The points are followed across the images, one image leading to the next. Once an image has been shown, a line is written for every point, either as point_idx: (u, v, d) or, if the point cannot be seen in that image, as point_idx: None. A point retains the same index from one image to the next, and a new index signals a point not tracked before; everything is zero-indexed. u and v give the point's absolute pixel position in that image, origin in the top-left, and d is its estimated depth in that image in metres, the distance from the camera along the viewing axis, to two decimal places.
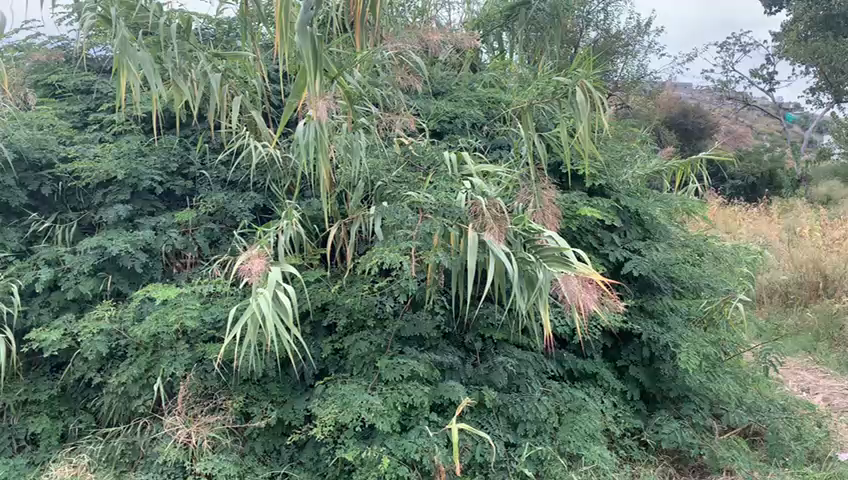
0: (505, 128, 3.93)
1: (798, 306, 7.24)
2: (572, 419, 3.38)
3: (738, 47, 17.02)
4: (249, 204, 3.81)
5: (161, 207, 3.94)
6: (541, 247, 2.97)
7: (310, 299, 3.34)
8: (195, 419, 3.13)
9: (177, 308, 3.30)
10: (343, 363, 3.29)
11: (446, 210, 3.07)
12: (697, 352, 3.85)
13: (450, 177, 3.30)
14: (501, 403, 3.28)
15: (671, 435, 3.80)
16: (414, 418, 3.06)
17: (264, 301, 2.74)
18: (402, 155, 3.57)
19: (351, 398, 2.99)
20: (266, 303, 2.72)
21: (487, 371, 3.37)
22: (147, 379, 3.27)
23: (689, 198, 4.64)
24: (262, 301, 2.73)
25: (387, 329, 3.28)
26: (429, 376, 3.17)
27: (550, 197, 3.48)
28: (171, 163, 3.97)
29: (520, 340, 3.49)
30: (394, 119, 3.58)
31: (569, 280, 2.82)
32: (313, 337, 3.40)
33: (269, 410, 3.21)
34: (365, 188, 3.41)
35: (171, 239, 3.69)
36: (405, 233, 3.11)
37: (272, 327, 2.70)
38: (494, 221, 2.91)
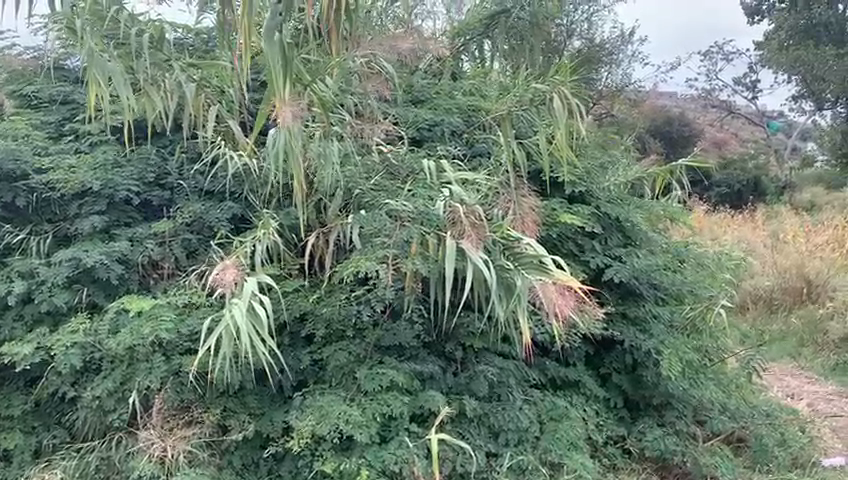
0: (483, 136, 3.93)
1: (782, 311, 7.27)
2: (554, 428, 3.35)
3: (721, 55, 17.15)
4: (226, 213, 3.77)
5: (137, 217, 3.89)
6: (519, 254, 2.97)
7: (288, 309, 3.31)
8: (171, 433, 3.08)
9: (153, 320, 3.26)
10: (322, 374, 3.24)
11: (423, 217, 3.05)
12: (680, 358, 3.90)
13: (429, 183, 3.28)
14: (482, 412, 3.26)
15: (654, 443, 3.81)
16: (394, 429, 3.02)
17: (237, 313, 2.77)
18: (381, 163, 3.55)
19: (329, 409, 2.97)
20: (239, 315, 2.76)
21: (468, 380, 3.34)
22: (122, 392, 3.21)
23: (670, 205, 4.64)
24: (235, 313, 2.76)
25: (367, 339, 3.23)
26: (408, 385, 3.14)
27: (530, 204, 3.50)
28: (148, 173, 3.94)
29: (501, 348, 3.43)
30: (366, 128, 3.64)
31: (546, 287, 2.87)
32: (291, 348, 3.34)
33: (248, 423, 3.18)
34: (343, 196, 3.38)
35: (148, 250, 3.66)
36: (383, 241, 3.10)
37: (245, 339, 2.73)
38: (472, 229, 2.95)
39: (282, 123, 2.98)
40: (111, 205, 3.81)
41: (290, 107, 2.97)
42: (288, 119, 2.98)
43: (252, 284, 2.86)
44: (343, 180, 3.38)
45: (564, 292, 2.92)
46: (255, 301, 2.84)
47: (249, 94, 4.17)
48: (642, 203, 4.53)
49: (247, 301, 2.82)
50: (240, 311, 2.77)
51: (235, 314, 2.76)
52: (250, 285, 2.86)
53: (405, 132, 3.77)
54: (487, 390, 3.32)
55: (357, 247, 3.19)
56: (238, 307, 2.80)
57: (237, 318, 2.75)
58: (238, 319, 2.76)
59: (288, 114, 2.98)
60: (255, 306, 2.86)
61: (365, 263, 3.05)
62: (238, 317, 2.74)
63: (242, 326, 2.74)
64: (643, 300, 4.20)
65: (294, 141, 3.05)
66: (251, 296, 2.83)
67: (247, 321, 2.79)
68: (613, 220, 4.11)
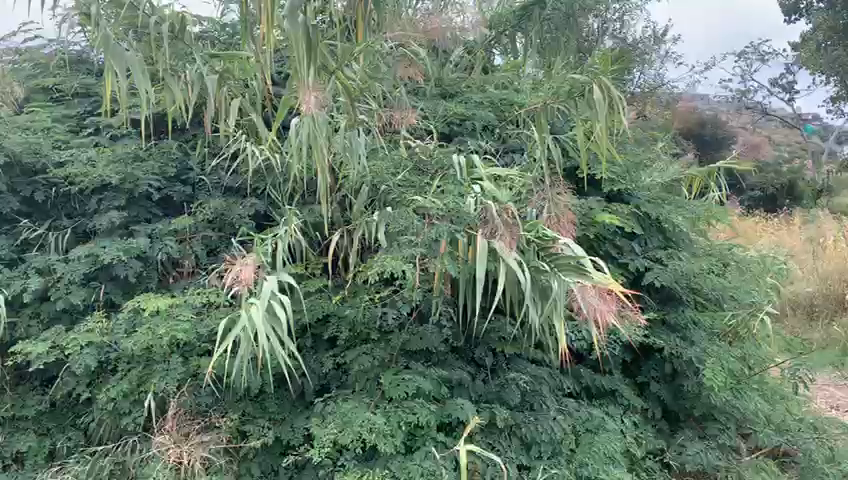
0: (516, 131, 3.75)
1: (823, 320, 6.97)
2: (590, 441, 3.14)
3: (757, 56, 16.74)
4: (249, 210, 3.62)
5: (158, 214, 3.79)
6: (555, 255, 2.76)
7: (310, 311, 3.17)
8: (187, 439, 2.95)
9: (169, 319, 3.14)
10: (345, 379, 3.09)
11: (453, 215, 2.88)
12: (724, 368, 3.66)
13: (459, 179, 3.10)
14: (514, 422, 3.07)
15: (695, 457, 3.58)
16: (420, 439, 2.85)
17: (255, 313, 2.62)
18: (409, 158, 3.38)
19: (352, 416, 2.81)
20: (257, 315, 2.61)
21: (499, 387, 3.15)
22: (138, 395, 3.09)
23: (713, 206, 4.40)
24: (253, 313, 2.61)
25: (392, 343, 3.07)
26: (436, 393, 2.97)
27: (565, 203, 3.29)
28: (170, 169, 3.82)
29: (534, 355, 3.28)
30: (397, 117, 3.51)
31: (586, 291, 2.63)
32: (313, 352, 3.21)
33: (266, 429, 3.02)
34: (368, 192, 3.24)
35: (167, 247, 3.53)
36: (410, 239, 2.92)
37: (263, 341, 2.57)
38: (505, 227, 2.77)
39: (307, 109, 2.81)
40: (131, 201, 3.72)
41: (312, 92, 2.81)
42: (312, 104, 2.82)
43: (272, 283, 2.71)
44: (367, 174, 3.22)
45: (603, 298, 2.69)
46: (274, 302, 2.68)
47: (273, 88, 4.04)
48: (683, 203, 4.31)
49: (266, 300, 2.67)
50: (258, 312, 2.62)
51: (253, 314, 2.61)
52: (270, 284, 2.71)
53: (434, 127, 3.59)
54: (519, 398, 3.12)
55: (383, 246, 3.00)
56: (256, 308, 2.65)
57: (255, 318, 2.60)
58: (256, 320, 2.61)
59: (310, 99, 2.81)
60: (274, 306, 2.71)
61: (390, 262, 2.86)
62: (256, 318, 2.59)
63: (260, 327, 2.58)
64: (684, 306, 3.98)
65: (319, 129, 2.89)
66: (270, 296, 2.68)
67: (265, 322, 2.64)
68: (653, 220, 3.89)
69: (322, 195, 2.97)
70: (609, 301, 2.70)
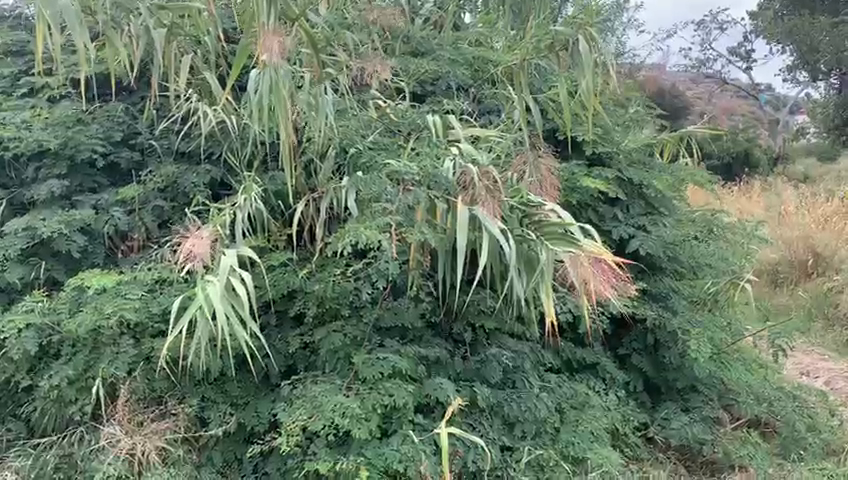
0: (493, 91, 3.50)
1: (787, 286, 6.88)
2: (575, 418, 2.99)
3: (716, 24, 16.68)
4: (203, 178, 3.31)
5: (104, 183, 3.47)
6: (542, 222, 2.58)
7: (273, 286, 2.92)
8: (141, 428, 2.71)
9: (117, 298, 2.87)
10: (314, 360, 2.85)
11: (430, 180, 2.64)
12: (709, 339, 3.57)
13: (436, 141, 2.86)
14: (495, 402, 2.87)
15: (679, 431, 3.47)
16: (397, 422, 2.63)
17: (212, 291, 2.38)
18: (380, 118, 3.12)
19: (323, 400, 2.58)
20: (214, 294, 2.37)
21: (478, 365, 2.95)
22: (85, 381, 2.81)
23: (693, 170, 4.25)
24: (210, 292, 2.37)
25: (364, 320, 2.84)
26: (413, 373, 2.76)
27: (547, 165, 3.10)
28: (115, 133, 3.50)
29: (516, 329, 3.06)
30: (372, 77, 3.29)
31: (579, 259, 2.47)
32: (278, 330, 2.98)
33: (229, 415, 2.80)
34: (336, 157, 2.98)
35: (114, 219, 3.23)
36: (383, 208, 2.68)
37: (222, 322, 2.32)
38: (487, 193, 2.56)
39: (269, 53, 2.59)
40: (72, 169, 3.39)
41: (273, 38, 2.59)
42: (275, 49, 2.60)
43: (231, 259, 2.48)
44: (336, 136, 2.97)
45: (598, 266, 2.54)
46: (232, 278, 2.45)
47: (228, 44, 3.71)
48: (664, 167, 4.13)
49: (224, 278, 2.43)
50: (215, 290, 2.38)
51: (210, 292, 2.37)
52: (229, 260, 2.47)
53: (405, 86, 3.33)
54: (500, 376, 2.93)
55: (354, 214, 2.76)
56: (214, 285, 2.41)
57: (212, 297, 2.36)
58: (213, 299, 2.37)
59: (273, 45, 2.59)
60: (233, 283, 2.47)
61: (365, 231, 2.62)
62: (213, 298, 2.35)
63: (218, 307, 2.35)
64: (667, 275, 3.82)
65: (281, 86, 2.66)
66: (229, 272, 2.44)
67: (224, 301, 2.40)
68: (635, 184, 3.72)
69: (287, 159, 2.72)
70: (604, 269, 2.54)
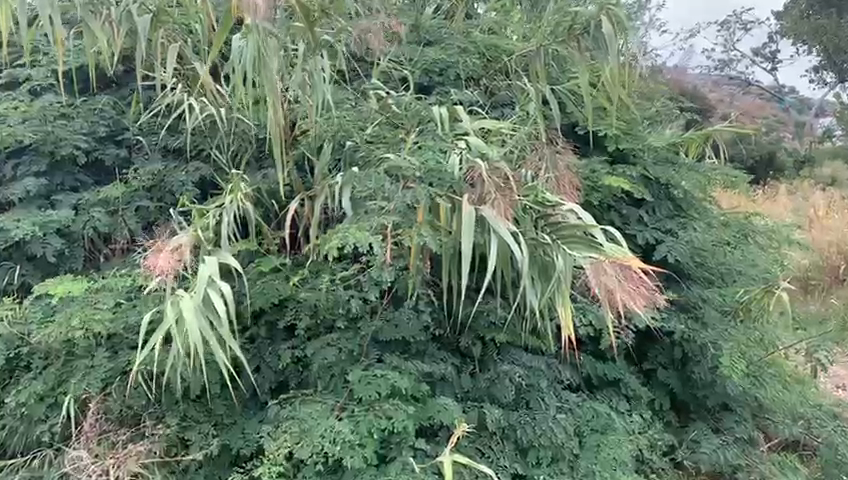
0: (507, 81, 3.22)
1: (820, 293, 6.44)
2: (596, 443, 2.67)
3: (741, 23, 16.17)
4: (192, 176, 3.08)
5: (88, 182, 3.23)
6: (558, 224, 2.29)
7: (261, 294, 2.65)
8: (114, 451, 2.42)
9: (92, 306, 2.63)
10: (306, 376, 2.58)
11: (433, 176, 2.39)
12: (743, 353, 3.25)
13: (441, 134, 2.58)
14: (507, 424, 2.59)
15: (710, 455, 3.15)
16: (396, 448, 2.37)
17: (188, 308, 2.10)
18: (382, 109, 2.84)
19: (313, 424, 2.31)
20: (189, 312, 2.09)
21: (488, 383, 2.67)
22: (56, 397, 2.56)
23: (725, 169, 3.93)
24: (185, 309, 2.09)
25: (361, 332, 2.56)
26: (415, 392, 2.47)
27: (565, 162, 2.84)
28: (100, 129, 3.27)
29: (530, 342, 2.77)
30: (383, 59, 3.15)
31: (601, 266, 2.18)
32: (269, 341, 2.70)
33: (211, 437, 2.53)
34: (333, 152, 2.72)
35: (94, 220, 2.98)
36: (381, 206, 2.42)
37: (194, 342, 2.05)
38: (497, 193, 2.28)
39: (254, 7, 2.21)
40: (53, 166, 3.16)
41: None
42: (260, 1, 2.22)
43: (209, 269, 2.18)
44: (331, 129, 2.72)
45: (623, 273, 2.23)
46: (211, 292, 2.16)
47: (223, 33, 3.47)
48: (694, 164, 3.81)
49: (201, 293, 2.14)
50: (191, 307, 2.09)
51: (185, 310, 2.09)
52: (207, 270, 2.18)
53: (410, 75, 3.05)
54: (512, 395, 2.65)
55: (348, 216, 2.50)
56: (189, 300, 2.13)
57: (187, 315, 2.08)
58: (188, 317, 2.09)
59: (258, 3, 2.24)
60: (211, 297, 2.18)
61: (355, 234, 2.35)
62: (189, 316, 2.07)
63: (193, 326, 2.07)
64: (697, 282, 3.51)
65: (267, 56, 2.36)
66: (206, 286, 2.15)
67: (199, 317, 2.13)
68: (662, 183, 3.41)
69: (275, 151, 2.45)
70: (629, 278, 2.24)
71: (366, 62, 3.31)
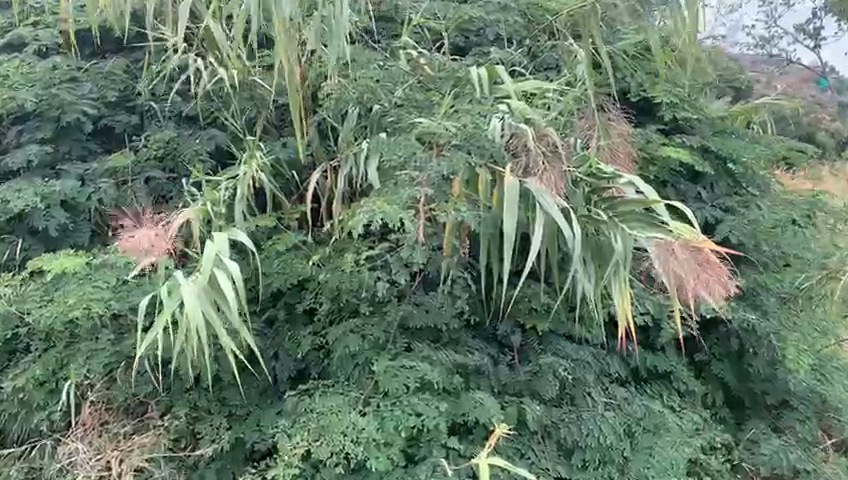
0: (551, 42, 2.89)
1: None
2: (648, 445, 2.40)
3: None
4: (207, 145, 2.85)
5: (97, 151, 3.02)
6: (617, 201, 1.99)
7: (279, 274, 2.42)
8: (118, 442, 2.24)
9: (91, 286, 2.37)
10: (327, 365, 2.33)
11: (471, 142, 2.09)
12: (810, 346, 2.92)
13: (481, 97, 2.31)
14: (549, 423, 2.32)
15: (773, 458, 2.83)
16: (426, 446, 2.11)
17: (191, 293, 1.93)
18: (414, 71, 2.57)
19: (332, 420, 2.06)
20: (191, 298, 1.91)
21: (529, 377, 2.39)
22: (55, 383, 2.33)
23: (789, 141, 3.57)
24: (187, 293, 1.93)
25: (388, 317, 2.30)
26: (447, 385, 2.21)
27: (618, 131, 2.55)
28: (111, 94, 3.05)
29: (576, 331, 2.49)
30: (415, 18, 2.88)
31: (673, 247, 1.87)
32: (287, 326, 2.45)
33: (224, 429, 2.31)
34: (358, 117, 2.45)
35: (101, 192, 2.78)
36: (411, 176, 2.14)
37: (197, 331, 1.88)
38: (542, 162, 2.02)
39: None
40: (60, 133, 2.93)
41: None
42: None
43: (215, 249, 2.01)
44: (355, 90, 2.42)
45: (700, 262, 1.90)
46: (217, 275, 1.98)
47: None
48: (755, 136, 3.46)
49: (206, 275, 1.97)
50: (193, 292, 1.93)
51: (187, 294, 1.93)
52: (212, 251, 2.01)
53: (445, 34, 2.77)
54: (556, 391, 2.35)
55: (375, 187, 2.24)
56: (193, 283, 1.96)
57: (189, 300, 1.92)
58: (190, 304, 1.91)
59: None
60: (217, 280, 2.00)
61: (383, 208, 2.07)
62: (191, 302, 1.91)
63: (196, 313, 1.91)
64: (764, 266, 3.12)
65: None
66: (212, 268, 1.98)
67: (205, 303, 1.96)
68: (722, 156, 3.10)
69: (293, 110, 2.20)
70: (706, 270, 1.89)
71: (396, 21, 3.03)
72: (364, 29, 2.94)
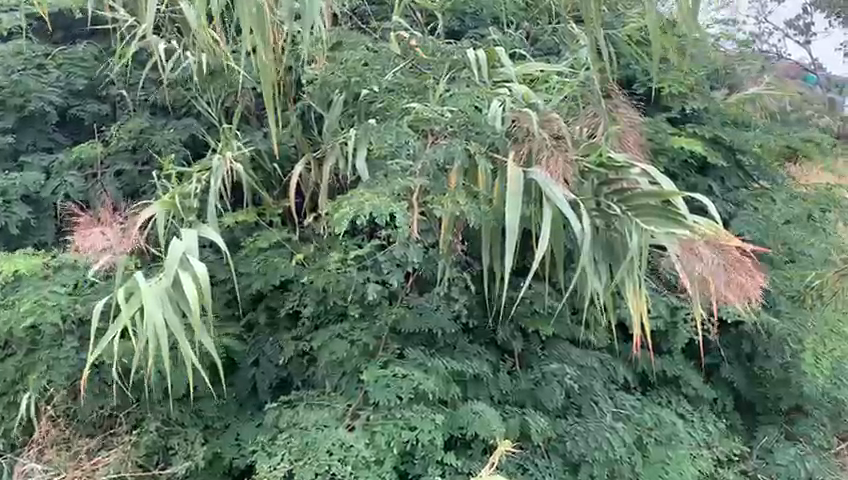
0: (551, 25, 2.72)
1: None
2: (660, 459, 2.21)
3: None
4: (182, 134, 2.66)
5: (64, 142, 2.82)
6: (630, 194, 1.80)
7: (260, 274, 2.23)
8: (78, 463, 2.02)
9: (53, 288, 2.20)
10: (313, 374, 2.15)
11: (471, 129, 1.91)
12: (827, 348, 2.72)
13: (479, 81, 2.13)
14: (554, 435, 2.14)
15: (791, 469, 2.61)
16: (420, 464, 1.91)
17: (150, 296, 1.74)
18: (405, 53, 2.37)
19: (317, 435, 1.87)
20: (150, 302, 1.72)
21: (532, 385, 2.22)
22: (14, 396, 2.13)
23: (803, 133, 3.39)
24: (147, 296, 1.73)
25: (379, 322, 2.11)
26: (443, 396, 2.02)
27: (626, 118, 2.38)
28: (79, 82, 2.85)
29: (581, 334, 2.33)
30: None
31: (695, 246, 1.74)
32: (269, 332, 2.27)
33: (197, 445, 2.10)
34: (345, 104, 2.27)
35: (66, 186, 2.57)
36: (405, 167, 1.96)
37: (155, 338, 1.68)
38: (548, 149, 1.83)
39: None
40: (23, 123, 2.72)
41: None
42: None
43: (182, 248, 1.82)
44: (341, 72, 2.24)
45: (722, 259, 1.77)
46: (182, 277, 1.79)
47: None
48: (765, 127, 3.29)
49: (170, 277, 1.78)
50: (155, 296, 1.74)
51: (148, 297, 1.73)
52: (178, 250, 1.82)
53: (439, 16, 2.58)
54: (560, 400, 2.19)
55: (364, 180, 2.04)
56: (155, 286, 1.77)
57: (149, 304, 1.73)
58: (149, 309, 1.72)
59: None
60: (182, 282, 1.81)
61: (372, 200, 1.88)
62: (151, 307, 1.72)
63: (157, 319, 1.72)
64: (780, 262, 2.93)
65: None
66: (177, 269, 1.79)
67: (167, 307, 1.76)
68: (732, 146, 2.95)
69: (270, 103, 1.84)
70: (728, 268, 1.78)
71: (386, 3, 2.83)
72: (352, 10, 2.74)
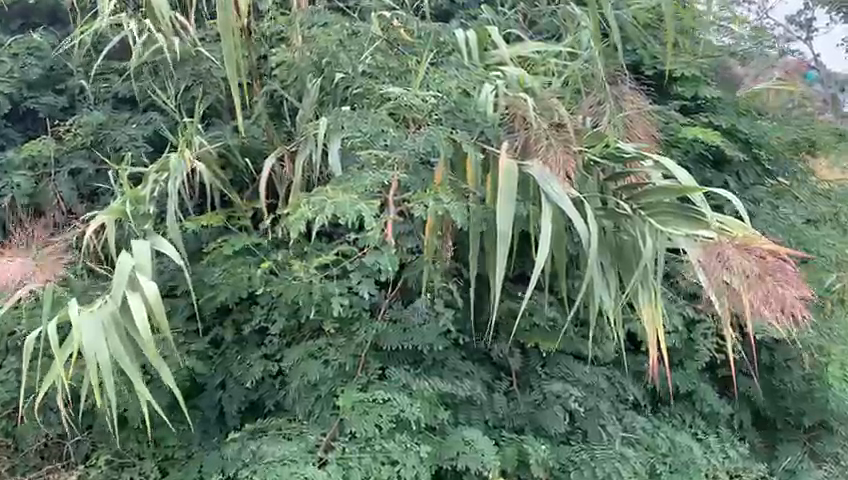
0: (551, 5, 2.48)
1: None
2: None
3: None
4: (144, 130, 2.41)
5: (17, 139, 2.59)
6: (643, 191, 1.58)
7: (224, 282, 1.98)
8: None
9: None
10: (284, 397, 1.90)
11: (461, 123, 1.69)
12: None
13: (469, 64, 1.89)
14: (558, 464, 1.89)
15: None
16: None
17: (90, 324, 1.48)
18: (388, 34, 2.12)
19: (283, 470, 1.61)
20: (89, 333, 1.46)
21: (532, 408, 1.97)
22: None
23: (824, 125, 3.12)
24: (86, 325, 1.47)
25: (356, 339, 1.86)
26: (429, 423, 1.77)
27: (635, 104, 2.14)
28: (34, 74, 2.60)
29: (588, 350, 2.09)
30: None
31: (720, 247, 1.44)
32: (237, 350, 2.00)
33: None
34: (321, 92, 2.03)
35: (12, 186, 2.31)
36: (385, 160, 1.72)
37: (94, 374, 1.42)
38: (553, 141, 1.58)
39: None
40: None
41: None
42: None
43: (131, 263, 1.57)
44: (315, 53, 2.03)
45: (755, 269, 1.43)
46: (130, 298, 1.53)
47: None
48: (782, 118, 3.03)
49: (115, 299, 1.53)
50: (97, 322, 1.48)
51: (88, 326, 1.47)
52: (127, 266, 1.56)
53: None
54: (564, 425, 1.94)
55: (336, 175, 1.79)
56: (98, 311, 1.51)
57: (89, 334, 1.47)
58: (88, 340, 1.46)
59: None
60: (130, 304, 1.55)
61: (346, 198, 1.64)
62: (89, 338, 1.46)
63: (99, 349, 1.46)
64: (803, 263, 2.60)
65: None
66: (125, 290, 1.53)
67: (112, 335, 1.50)
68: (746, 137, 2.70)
69: (233, 68, 1.54)
70: (761, 281, 1.42)
71: None
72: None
